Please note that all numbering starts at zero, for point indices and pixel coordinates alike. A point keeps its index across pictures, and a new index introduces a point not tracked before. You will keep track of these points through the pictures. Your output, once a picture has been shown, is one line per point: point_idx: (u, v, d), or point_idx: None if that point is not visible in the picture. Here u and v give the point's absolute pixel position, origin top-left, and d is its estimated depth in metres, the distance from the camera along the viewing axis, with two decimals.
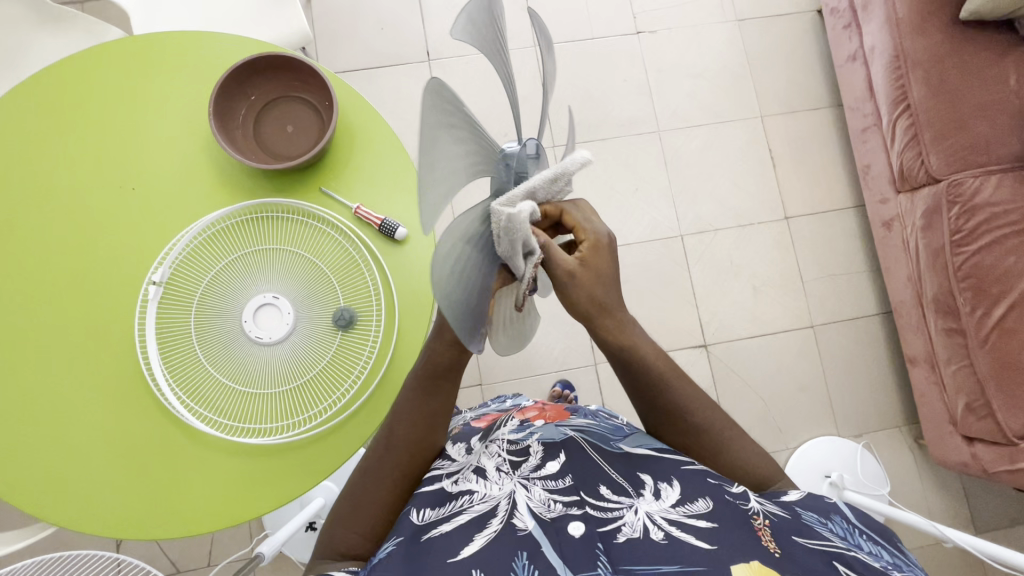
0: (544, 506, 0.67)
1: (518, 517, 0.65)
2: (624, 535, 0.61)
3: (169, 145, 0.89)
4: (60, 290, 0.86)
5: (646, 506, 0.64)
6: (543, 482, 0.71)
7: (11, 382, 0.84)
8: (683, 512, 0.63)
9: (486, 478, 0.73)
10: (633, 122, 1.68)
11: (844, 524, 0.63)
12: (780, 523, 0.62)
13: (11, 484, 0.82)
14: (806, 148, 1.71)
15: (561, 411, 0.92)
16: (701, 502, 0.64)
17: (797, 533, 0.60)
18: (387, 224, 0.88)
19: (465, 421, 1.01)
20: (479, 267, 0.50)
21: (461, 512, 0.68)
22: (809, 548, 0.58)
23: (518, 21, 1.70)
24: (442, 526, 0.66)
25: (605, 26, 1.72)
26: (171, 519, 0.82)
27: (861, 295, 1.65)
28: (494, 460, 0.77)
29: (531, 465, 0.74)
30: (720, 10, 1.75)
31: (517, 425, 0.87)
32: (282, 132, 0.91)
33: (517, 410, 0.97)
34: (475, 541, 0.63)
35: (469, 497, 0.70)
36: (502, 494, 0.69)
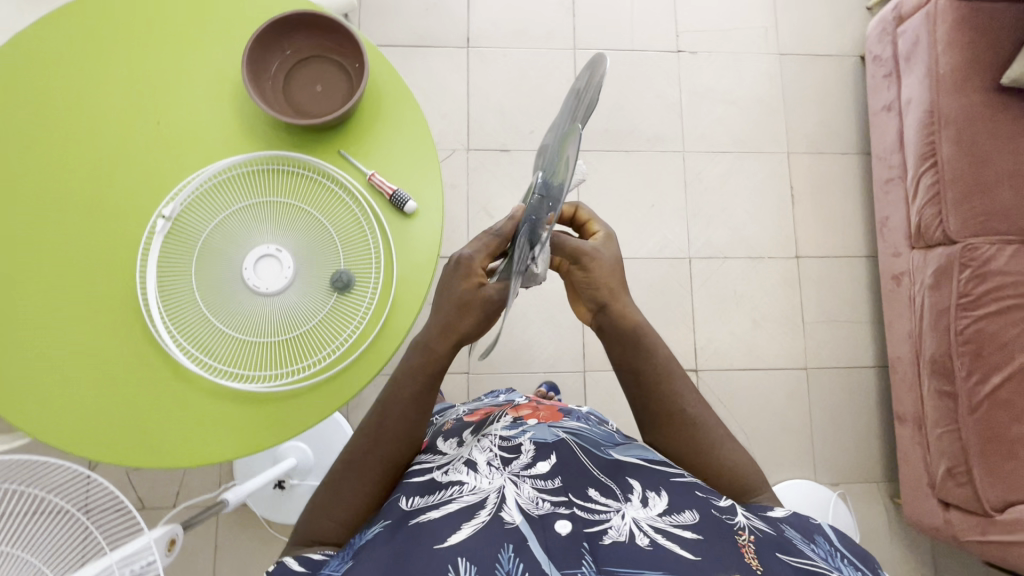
0: (533, 504, 0.67)
1: (506, 511, 0.66)
2: (609, 538, 0.62)
3: (199, 86, 0.91)
4: (74, 209, 0.87)
5: (634, 512, 0.66)
6: (533, 481, 0.71)
7: (11, 290, 0.85)
8: (670, 520, 0.64)
9: (476, 471, 0.73)
10: (659, 139, 1.68)
11: (827, 546, 0.65)
12: (764, 538, 0.64)
13: None
14: (828, 191, 1.70)
15: (554, 412, 0.93)
16: (688, 514, 0.65)
17: (779, 549, 0.62)
18: (397, 196, 0.88)
19: (458, 414, 1.01)
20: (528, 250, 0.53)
21: (450, 502, 0.68)
22: (789, 563, 0.60)
23: (561, 22, 1.71)
24: (431, 513, 0.67)
25: (646, 39, 1.73)
26: (143, 448, 0.83)
27: (860, 345, 1.64)
28: (485, 454, 0.76)
29: (522, 463, 0.74)
30: (763, 41, 1.75)
31: (511, 421, 0.87)
32: (311, 91, 0.92)
33: (511, 406, 0.98)
34: (463, 529, 0.64)
35: (459, 488, 0.70)
36: (492, 488, 0.69)
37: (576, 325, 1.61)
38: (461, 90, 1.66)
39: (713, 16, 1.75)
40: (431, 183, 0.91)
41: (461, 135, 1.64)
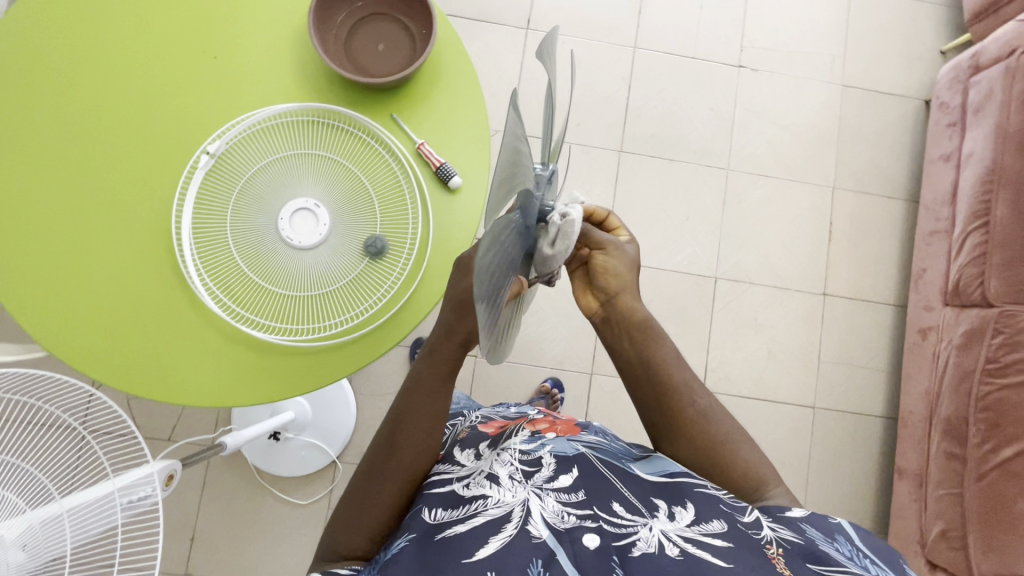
0: (558, 517, 0.66)
1: (532, 524, 0.65)
2: (639, 548, 0.62)
3: (262, 26, 0.89)
4: (120, 131, 0.86)
5: (661, 523, 0.65)
6: (558, 495, 0.69)
7: (47, 203, 0.84)
8: (699, 530, 0.64)
9: (499, 484, 0.71)
10: (705, 152, 1.65)
11: (848, 545, 0.65)
12: (792, 548, 0.63)
13: (19, 299, 0.83)
14: (867, 233, 1.66)
15: (571, 426, 0.92)
16: (717, 523, 0.65)
17: (810, 558, 0.62)
18: (443, 168, 0.86)
19: (473, 423, 0.99)
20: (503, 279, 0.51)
21: (476, 515, 0.67)
22: (819, 572, 0.60)
23: (625, 17, 1.67)
24: (457, 526, 0.66)
25: (709, 49, 1.68)
26: (156, 381, 0.83)
27: (872, 393, 1.61)
28: (507, 468, 0.75)
29: (544, 476, 0.73)
30: (829, 69, 1.70)
31: (529, 434, 0.85)
32: (372, 49, 0.90)
33: (527, 419, 0.96)
34: (490, 543, 0.62)
35: (483, 501, 0.69)
36: (516, 501, 0.68)
37: (591, 327, 1.60)
38: (513, 72, 1.62)
39: (782, 36, 1.70)
40: (480, 163, 0.89)
41: (506, 117, 1.61)
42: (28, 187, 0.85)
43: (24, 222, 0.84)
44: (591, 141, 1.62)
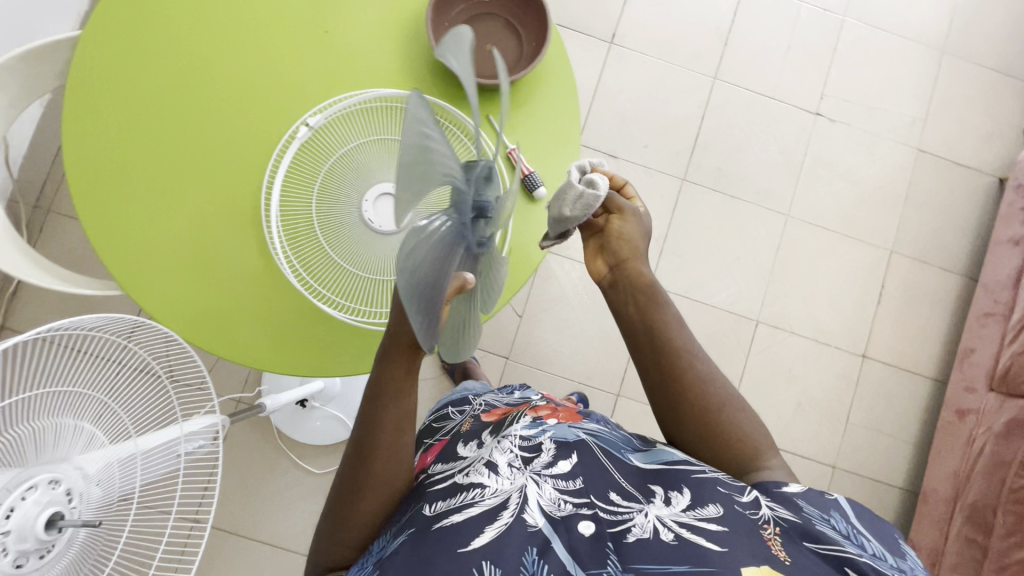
0: (554, 505, 0.66)
1: (528, 513, 0.65)
2: (633, 534, 0.63)
3: (375, 8, 0.90)
4: (223, 87, 0.87)
5: (657, 510, 0.65)
6: (556, 481, 0.69)
7: (143, 146, 0.86)
8: (695, 516, 0.63)
9: (497, 472, 0.70)
10: (767, 195, 1.63)
11: (846, 523, 0.63)
12: (790, 528, 0.62)
13: (105, 236, 0.84)
14: (917, 302, 1.63)
15: (573, 416, 0.91)
16: (713, 508, 0.64)
17: (806, 536, 0.61)
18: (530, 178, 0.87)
19: (475, 410, 0.99)
20: (436, 283, 0.48)
21: (471, 505, 0.66)
22: (815, 554, 0.59)
23: (711, 48, 1.65)
24: (453, 517, 0.64)
25: (790, 92, 1.66)
26: (225, 337, 0.85)
27: (894, 464, 1.59)
28: (506, 455, 0.73)
29: (543, 462, 0.72)
30: (906, 132, 1.68)
31: (530, 421, 0.83)
32: (480, 48, 0.91)
33: (529, 406, 0.94)
34: (486, 532, 0.62)
35: (479, 490, 0.67)
36: (513, 488, 0.67)
37: (623, 348, 1.59)
38: (590, 83, 1.61)
39: (864, 91, 1.68)
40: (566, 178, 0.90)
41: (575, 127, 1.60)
42: (127, 128, 0.85)
43: (119, 162, 0.85)
44: (655, 164, 1.61)
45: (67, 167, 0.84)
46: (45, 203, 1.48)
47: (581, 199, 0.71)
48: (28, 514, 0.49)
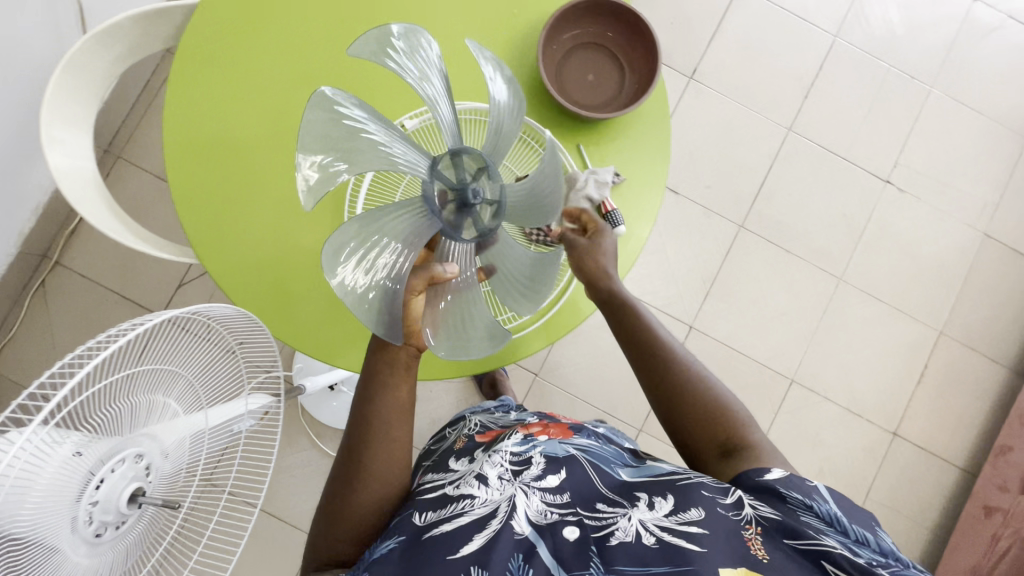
0: (540, 515, 0.65)
1: (515, 520, 0.63)
2: (616, 538, 0.60)
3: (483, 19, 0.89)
4: (326, 78, 0.88)
5: (641, 513, 0.63)
6: (544, 495, 0.68)
7: (241, 126, 0.87)
8: (677, 520, 0.60)
9: (487, 483, 0.69)
10: (823, 255, 1.61)
11: (828, 511, 0.59)
12: (771, 525, 0.58)
13: (191, 208, 0.85)
14: (958, 389, 1.60)
15: (565, 430, 0.86)
16: (695, 511, 0.60)
17: (785, 533, 0.58)
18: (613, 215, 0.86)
19: (471, 428, 0.96)
20: (376, 268, 0.55)
21: (460, 515, 0.65)
22: (795, 552, 0.56)
23: (791, 99, 1.63)
24: (443, 525, 0.63)
25: (863, 156, 1.64)
26: (290, 324, 0.87)
27: (908, 548, 1.56)
28: (496, 469, 0.72)
29: (532, 474, 0.71)
30: (975, 215, 1.64)
31: (522, 436, 0.80)
32: (582, 75, 0.91)
33: (520, 423, 0.89)
34: (475, 539, 0.61)
35: (470, 500, 0.67)
36: (503, 498, 0.67)
37: None
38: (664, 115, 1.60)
39: (939, 166, 1.65)
40: (644, 221, 0.90)
41: None
42: (229, 106, 0.87)
43: (215, 137, 0.86)
44: (716, 206, 1.60)
45: (164, 130, 0.86)
46: (116, 149, 1.51)
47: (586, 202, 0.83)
48: (115, 491, 0.50)
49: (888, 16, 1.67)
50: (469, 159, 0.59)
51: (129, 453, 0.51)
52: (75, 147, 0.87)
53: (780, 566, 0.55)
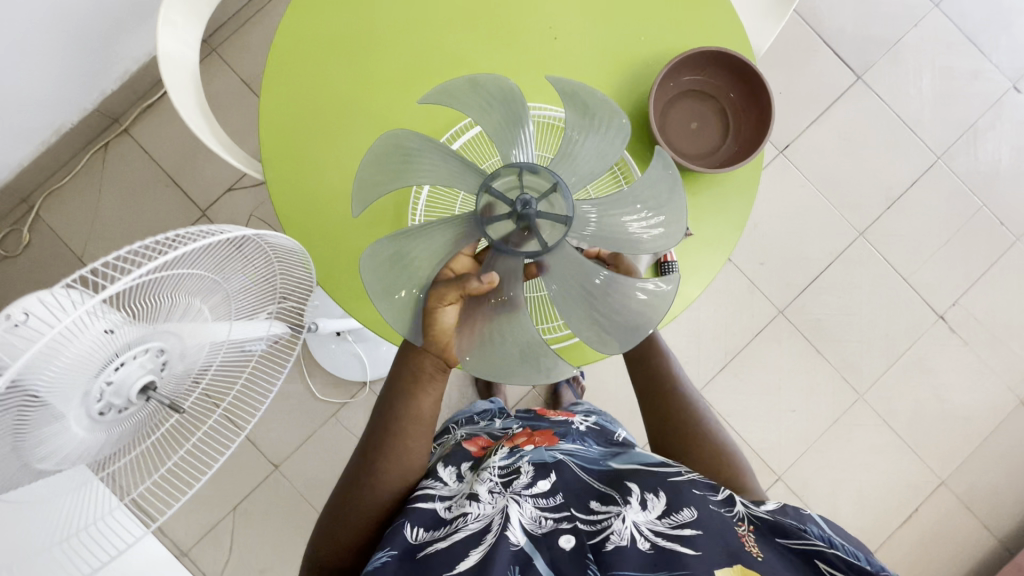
0: (535, 523, 0.67)
1: (511, 530, 0.65)
2: (613, 542, 0.62)
3: (605, 39, 0.89)
4: (435, 46, 0.88)
5: (634, 515, 0.65)
6: (535, 500, 0.70)
7: (343, 69, 0.87)
8: (670, 522, 0.64)
9: (478, 498, 0.71)
10: (851, 367, 1.57)
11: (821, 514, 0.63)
12: (763, 524, 0.62)
13: (274, 136, 0.87)
14: (941, 543, 1.55)
15: (550, 437, 0.89)
16: (687, 512, 0.65)
17: (778, 533, 0.61)
18: (669, 265, 0.85)
19: (456, 437, 0.99)
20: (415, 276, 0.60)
21: (455, 531, 0.68)
22: (785, 549, 0.60)
23: (872, 205, 1.59)
24: (438, 544, 0.66)
25: (925, 284, 1.59)
26: (333, 272, 0.87)
27: None
28: (485, 483, 0.74)
29: (522, 483, 0.73)
30: (1016, 379, 1.59)
31: (508, 449, 0.83)
32: (686, 120, 0.89)
33: (506, 435, 0.93)
34: (471, 555, 0.63)
35: (464, 516, 0.70)
36: (495, 511, 0.68)
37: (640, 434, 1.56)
38: None
39: (997, 320, 1.59)
40: (698, 281, 0.88)
41: None
42: (337, 49, 0.87)
43: (315, 75, 0.87)
44: (761, 284, 1.57)
45: (271, 56, 0.87)
46: (214, 42, 1.53)
47: None
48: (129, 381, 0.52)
49: (997, 156, 1.62)
50: (525, 177, 0.61)
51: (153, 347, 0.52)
52: (186, 33, 0.89)
53: (773, 563, 0.59)
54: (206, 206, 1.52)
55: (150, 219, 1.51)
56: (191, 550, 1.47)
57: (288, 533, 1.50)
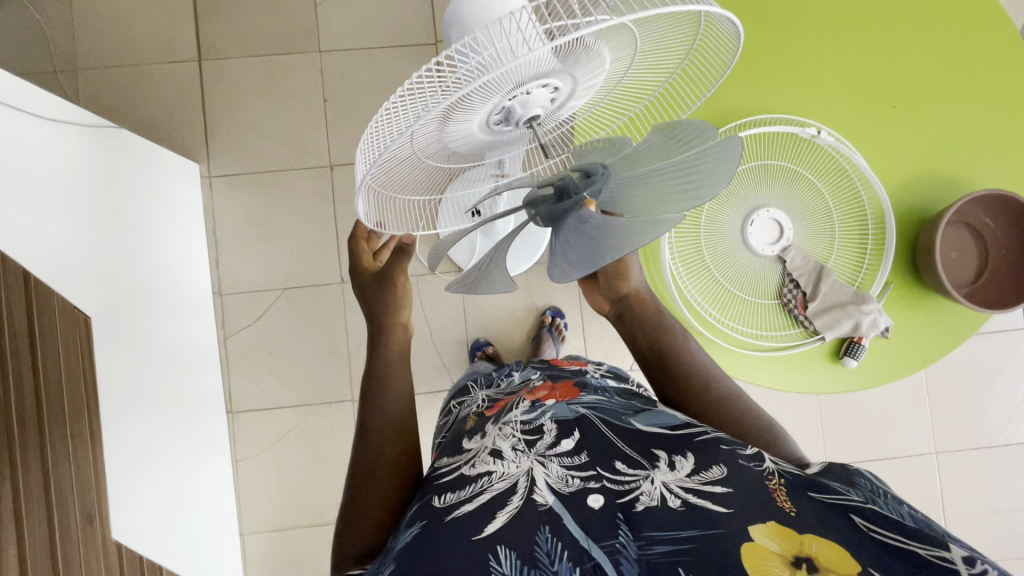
0: (562, 480, 0.62)
1: (537, 492, 0.61)
2: (642, 504, 0.58)
3: (931, 137, 0.89)
4: (782, 43, 0.88)
5: (663, 476, 0.61)
6: (561, 459, 0.65)
7: None
8: (700, 479, 0.59)
9: (502, 458, 0.67)
10: None
11: (869, 484, 0.56)
12: (795, 479, 0.58)
13: None
14: None
15: (569, 389, 0.82)
16: (717, 469, 0.60)
17: (812, 488, 0.56)
18: (857, 346, 0.88)
19: (475, 403, 0.94)
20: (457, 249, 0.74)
21: (480, 493, 0.63)
22: (820, 501, 0.54)
23: (964, 436, 1.60)
24: (465, 506, 0.62)
25: (962, 529, 1.59)
26: None
27: None
28: (508, 441, 0.69)
29: (545, 443, 0.68)
30: None
31: (529, 405, 0.78)
32: (951, 245, 0.91)
33: (525, 390, 0.87)
34: (498, 517, 0.59)
35: (487, 478, 0.65)
36: (520, 472, 0.64)
37: None
38: None
39: None
40: (872, 379, 0.91)
41: None
42: None
43: None
44: (830, 430, 1.59)
45: None
46: None
47: (871, 322, 0.87)
48: (536, 107, 0.53)
49: None
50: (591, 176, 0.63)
51: (570, 87, 0.54)
52: None
53: (810, 520, 0.52)
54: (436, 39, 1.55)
55: (385, 16, 1.55)
56: (226, 294, 1.53)
57: (311, 342, 1.53)
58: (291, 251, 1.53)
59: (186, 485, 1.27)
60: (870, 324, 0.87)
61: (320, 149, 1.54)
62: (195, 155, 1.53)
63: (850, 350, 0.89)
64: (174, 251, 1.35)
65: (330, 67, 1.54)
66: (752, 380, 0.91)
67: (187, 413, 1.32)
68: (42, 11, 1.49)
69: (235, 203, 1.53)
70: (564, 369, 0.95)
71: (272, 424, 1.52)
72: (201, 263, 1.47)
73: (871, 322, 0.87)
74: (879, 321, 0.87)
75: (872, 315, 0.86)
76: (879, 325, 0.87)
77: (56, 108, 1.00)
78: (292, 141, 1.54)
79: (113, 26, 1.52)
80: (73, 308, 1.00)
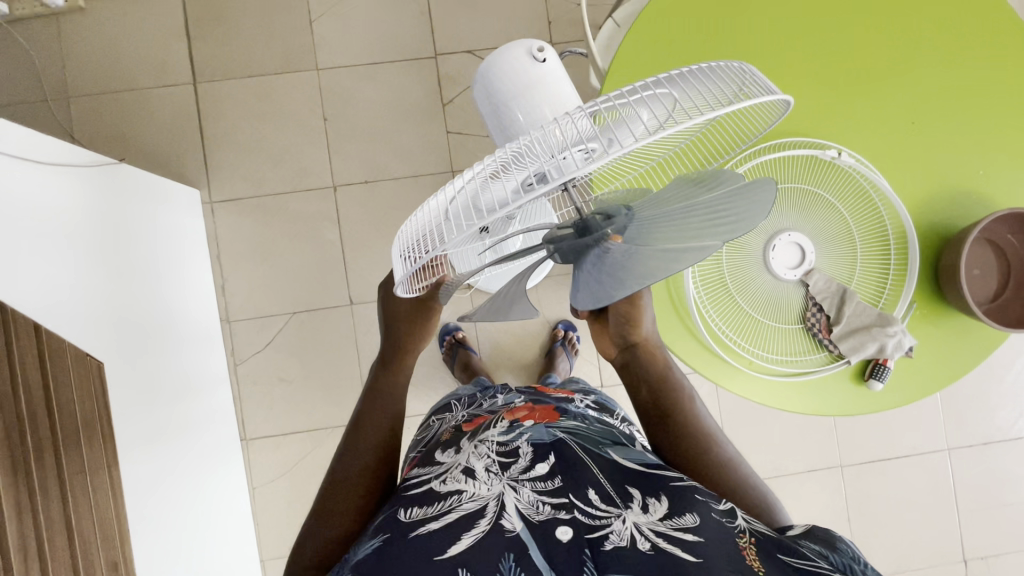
0: (532, 508, 0.61)
1: (505, 519, 0.60)
2: (611, 543, 0.56)
3: (950, 152, 0.88)
4: (797, 59, 0.86)
5: (635, 516, 0.59)
6: (534, 484, 0.64)
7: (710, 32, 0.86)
8: (672, 525, 0.58)
9: (475, 478, 0.66)
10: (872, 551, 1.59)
11: (847, 552, 0.56)
12: (764, 541, 0.57)
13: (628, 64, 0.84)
14: None
15: (550, 413, 0.82)
16: (690, 517, 0.59)
17: (780, 551, 0.56)
18: (882, 368, 0.88)
19: (456, 418, 0.91)
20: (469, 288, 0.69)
21: (449, 511, 0.62)
22: (783, 564, 0.53)
23: (978, 434, 1.62)
24: (429, 524, 0.60)
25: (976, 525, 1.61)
26: None
27: None
28: (483, 460, 0.69)
29: (520, 467, 0.67)
30: None
31: (506, 425, 0.77)
32: (973, 261, 0.90)
33: (506, 407, 0.86)
34: (462, 540, 0.58)
35: (456, 497, 0.64)
36: (491, 495, 0.63)
37: None
38: None
39: None
40: (897, 398, 0.91)
41: None
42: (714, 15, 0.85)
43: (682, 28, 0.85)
44: (846, 433, 1.60)
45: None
46: None
47: (897, 342, 0.87)
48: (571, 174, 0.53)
49: None
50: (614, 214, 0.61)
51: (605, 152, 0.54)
52: None
53: None
54: (439, 53, 1.52)
55: (386, 31, 1.51)
56: (235, 321, 1.51)
57: (322, 366, 1.52)
58: (298, 275, 1.51)
59: (205, 519, 1.26)
60: (896, 345, 0.87)
61: (323, 170, 1.51)
62: (196, 180, 1.50)
63: (877, 371, 0.89)
64: (180, 282, 1.33)
65: (330, 84, 1.51)
66: (779, 405, 0.91)
67: (201, 444, 1.31)
68: (31, 38, 1.45)
69: (238, 227, 1.51)
70: (550, 394, 0.94)
71: (287, 449, 1.52)
72: (207, 291, 1.45)
73: (897, 343, 0.87)
74: (905, 340, 0.87)
75: (899, 334, 0.86)
76: (907, 344, 0.87)
77: (53, 147, 0.97)
78: (294, 162, 1.51)
79: (105, 49, 1.48)
80: (84, 354, 0.96)
